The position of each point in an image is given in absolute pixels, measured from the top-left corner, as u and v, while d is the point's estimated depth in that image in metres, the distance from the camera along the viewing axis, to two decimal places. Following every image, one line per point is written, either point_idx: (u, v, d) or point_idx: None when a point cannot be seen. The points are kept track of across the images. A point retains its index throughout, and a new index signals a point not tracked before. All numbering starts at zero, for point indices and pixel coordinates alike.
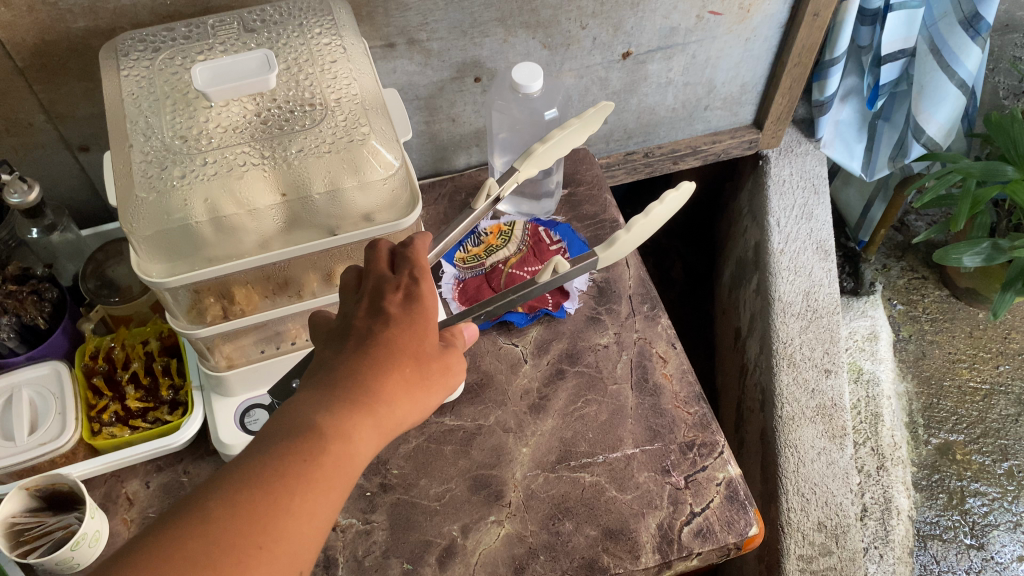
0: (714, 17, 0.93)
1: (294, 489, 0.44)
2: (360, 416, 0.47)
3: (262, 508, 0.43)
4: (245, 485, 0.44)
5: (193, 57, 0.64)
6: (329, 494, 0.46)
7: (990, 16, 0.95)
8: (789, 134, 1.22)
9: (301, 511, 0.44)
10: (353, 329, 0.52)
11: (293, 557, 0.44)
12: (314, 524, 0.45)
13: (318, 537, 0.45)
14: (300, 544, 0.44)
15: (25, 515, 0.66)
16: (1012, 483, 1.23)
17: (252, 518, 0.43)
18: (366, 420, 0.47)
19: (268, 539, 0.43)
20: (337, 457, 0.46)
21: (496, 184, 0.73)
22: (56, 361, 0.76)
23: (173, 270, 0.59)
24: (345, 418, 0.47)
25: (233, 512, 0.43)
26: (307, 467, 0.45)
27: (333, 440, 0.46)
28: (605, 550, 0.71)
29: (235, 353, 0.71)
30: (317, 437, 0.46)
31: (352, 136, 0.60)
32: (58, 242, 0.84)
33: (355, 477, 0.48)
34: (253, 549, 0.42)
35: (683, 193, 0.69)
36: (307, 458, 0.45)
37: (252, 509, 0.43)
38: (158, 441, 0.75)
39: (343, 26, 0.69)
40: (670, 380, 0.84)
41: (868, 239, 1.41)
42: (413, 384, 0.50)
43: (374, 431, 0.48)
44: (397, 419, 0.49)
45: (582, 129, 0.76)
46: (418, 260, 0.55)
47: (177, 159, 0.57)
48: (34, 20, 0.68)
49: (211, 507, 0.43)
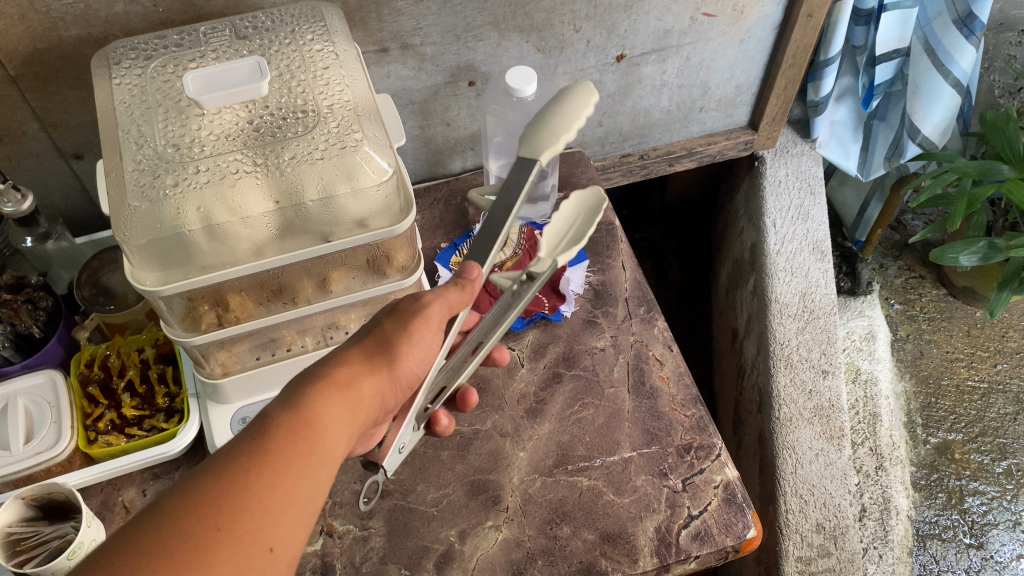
0: (709, 18, 0.93)
1: (251, 465, 0.45)
2: (312, 388, 0.51)
3: (218, 490, 0.43)
4: (198, 475, 0.44)
5: (185, 65, 0.64)
6: (291, 465, 0.46)
7: (984, 15, 0.94)
8: (785, 135, 1.22)
9: (261, 486, 0.45)
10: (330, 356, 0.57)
11: (260, 534, 0.44)
12: (278, 497, 0.45)
13: (286, 512, 0.45)
14: (266, 519, 0.44)
15: (21, 524, 0.65)
16: (1011, 482, 1.22)
17: (209, 502, 0.43)
18: (322, 391, 0.50)
19: (228, 519, 0.43)
20: (292, 426, 0.48)
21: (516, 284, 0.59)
22: (52, 370, 0.76)
23: (166, 279, 0.59)
24: (298, 394, 0.50)
25: (187, 500, 0.43)
26: (262, 442, 0.47)
27: (287, 414, 0.48)
28: (603, 554, 0.71)
29: (230, 361, 0.71)
30: (270, 419, 0.48)
31: (345, 143, 0.59)
32: (52, 250, 0.84)
33: (323, 450, 0.49)
34: (215, 531, 0.42)
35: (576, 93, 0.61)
36: (263, 437, 0.47)
37: (210, 496, 0.43)
38: (155, 449, 0.75)
39: (335, 32, 0.69)
40: (667, 382, 0.84)
41: (865, 240, 1.41)
42: (373, 355, 0.55)
43: (334, 406, 0.50)
44: (356, 385, 0.52)
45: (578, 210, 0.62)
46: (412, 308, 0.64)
47: (170, 168, 0.57)
48: (26, 28, 0.68)
49: (167, 502, 0.43)
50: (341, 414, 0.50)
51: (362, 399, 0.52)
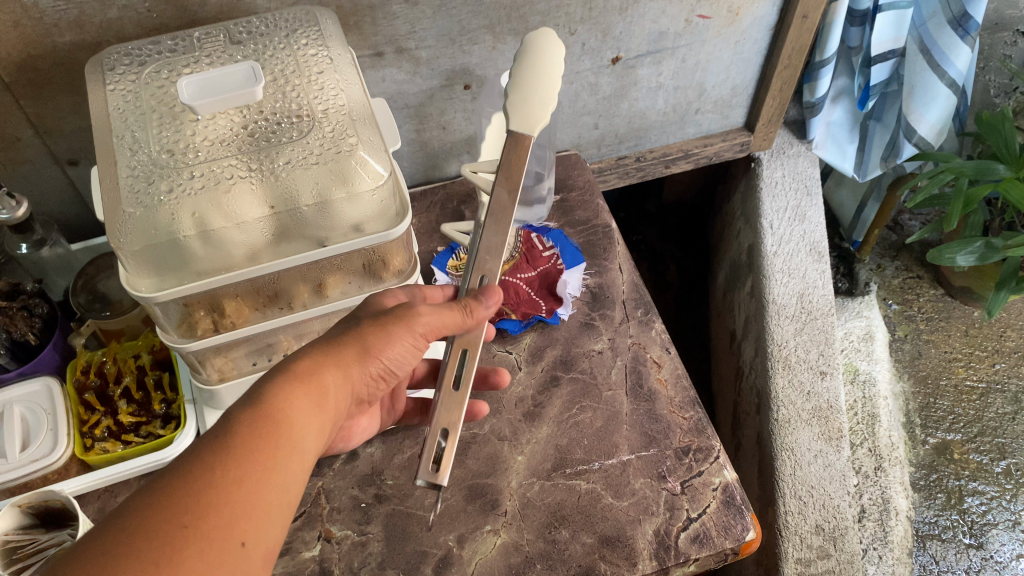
0: (703, 20, 0.93)
1: (216, 462, 0.44)
2: (276, 379, 0.50)
3: (184, 488, 0.43)
4: (163, 476, 0.44)
5: (179, 71, 0.64)
6: (256, 459, 0.46)
7: (979, 14, 0.95)
8: (780, 137, 1.22)
9: (227, 482, 0.44)
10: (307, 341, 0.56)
11: (230, 528, 0.43)
12: (246, 491, 0.45)
13: (253, 507, 0.45)
14: (234, 513, 0.44)
15: (18, 532, 0.65)
16: (1010, 482, 1.22)
17: (176, 499, 0.42)
18: (286, 382, 0.49)
19: (195, 516, 0.42)
20: (255, 419, 0.47)
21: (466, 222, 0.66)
22: (47, 377, 0.75)
23: (162, 285, 0.58)
24: (261, 384, 0.50)
25: (151, 501, 0.42)
26: (226, 436, 0.46)
27: (249, 407, 0.48)
28: (602, 557, 0.70)
29: (227, 366, 0.71)
30: (231, 417, 0.47)
31: (340, 147, 0.59)
32: (47, 257, 0.85)
33: (289, 446, 0.48)
34: (182, 529, 0.42)
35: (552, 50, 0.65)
36: (225, 431, 0.46)
37: (173, 497, 0.42)
38: (152, 455, 0.74)
39: (330, 36, 0.69)
40: (665, 385, 0.84)
41: (863, 239, 1.42)
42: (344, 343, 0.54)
43: (303, 398, 0.49)
44: (320, 375, 0.51)
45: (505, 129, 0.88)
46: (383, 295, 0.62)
47: (165, 174, 0.57)
48: (19, 35, 0.68)
49: (130, 505, 0.42)
50: (309, 405, 0.50)
51: (328, 389, 0.51)
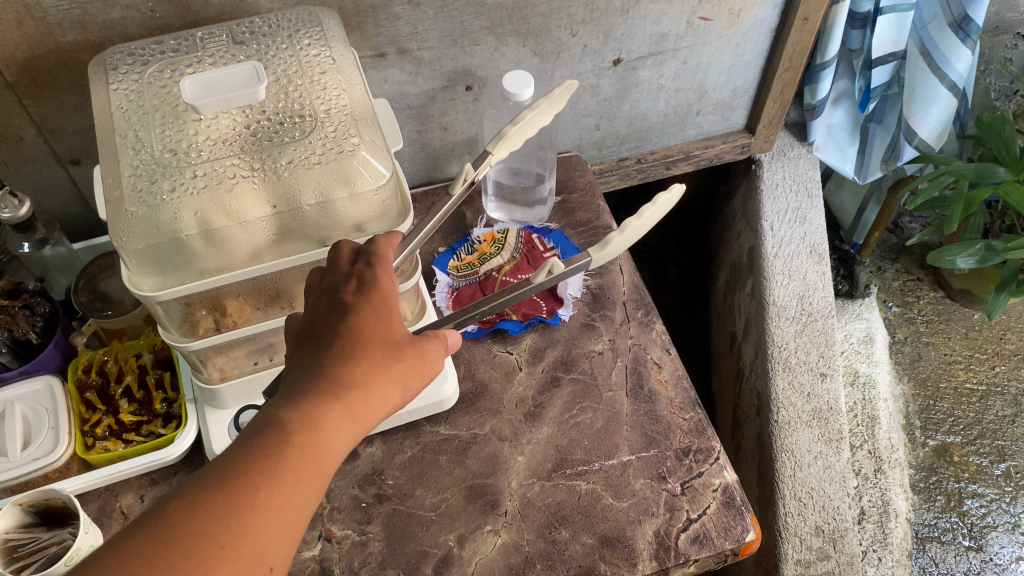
0: (704, 22, 0.94)
1: (259, 484, 0.44)
2: (326, 407, 0.48)
3: (224, 507, 0.43)
4: (203, 486, 0.44)
5: (181, 70, 0.64)
6: (298, 488, 0.46)
7: (979, 17, 0.95)
8: (782, 138, 1.22)
9: (267, 505, 0.44)
10: (317, 330, 0.52)
11: (263, 553, 0.44)
12: (283, 516, 0.45)
13: (289, 534, 0.45)
14: (271, 539, 0.44)
15: (18, 531, 0.65)
16: (1010, 484, 1.22)
17: (217, 518, 0.43)
18: (329, 405, 0.48)
19: (232, 537, 0.43)
20: (299, 443, 0.46)
21: (472, 167, 0.66)
22: (49, 376, 0.75)
23: (164, 284, 0.58)
24: (310, 410, 0.47)
25: (192, 515, 0.43)
26: (273, 461, 0.45)
27: (295, 421, 0.47)
28: (602, 558, 0.70)
29: (229, 366, 0.71)
30: (278, 431, 0.46)
31: (341, 147, 0.59)
32: (50, 256, 0.85)
33: (326, 470, 0.48)
34: (218, 549, 0.42)
35: (676, 195, 0.65)
36: (271, 452, 0.45)
37: (211, 513, 0.43)
38: (153, 453, 0.75)
39: (332, 36, 0.69)
40: (665, 386, 0.84)
41: (863, 242, 1.42)
42: (383, 357, 0.51)
43: (344, 421, 0.48)
44: (368, 410, 0.49)
45: (550, 109, 0.73)
46: (383, 287, 0.53)
47: (167, 173, 0.57)
48: (22, 35, 0.68)
49: (171, 513, 0.43)
50: (348, 429, 0.48)
51: (367, 414, 0.50)
